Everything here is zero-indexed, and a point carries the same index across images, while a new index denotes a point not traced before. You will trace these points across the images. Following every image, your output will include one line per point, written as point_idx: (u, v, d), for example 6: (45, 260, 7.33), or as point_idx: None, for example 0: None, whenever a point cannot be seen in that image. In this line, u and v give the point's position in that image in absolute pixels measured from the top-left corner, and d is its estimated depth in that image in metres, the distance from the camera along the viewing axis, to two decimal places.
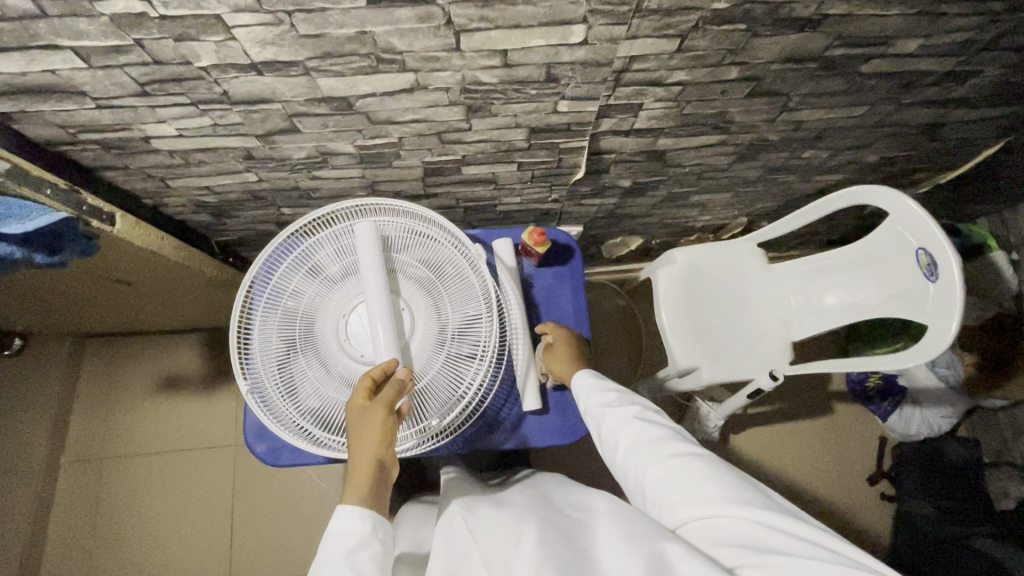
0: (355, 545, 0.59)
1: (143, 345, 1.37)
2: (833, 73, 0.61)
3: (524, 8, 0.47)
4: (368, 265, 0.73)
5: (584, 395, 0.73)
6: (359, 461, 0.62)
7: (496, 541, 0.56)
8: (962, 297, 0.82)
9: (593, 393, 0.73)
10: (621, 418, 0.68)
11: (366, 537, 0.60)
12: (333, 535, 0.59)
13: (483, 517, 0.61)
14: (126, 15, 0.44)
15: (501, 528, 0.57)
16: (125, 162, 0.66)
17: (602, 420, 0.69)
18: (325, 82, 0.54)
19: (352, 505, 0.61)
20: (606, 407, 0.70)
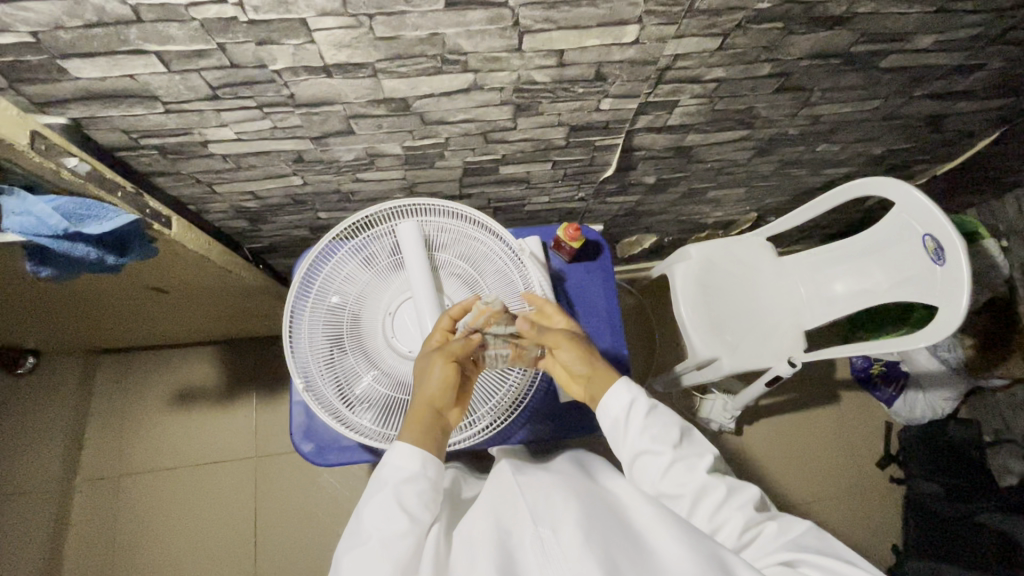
0: (405, 479, 0.63)
1: (156, 359, 1.32)
2: (854, 68, 0.66)
3: (586, 10, 0.50)
4: (413, 264, 0.75)
5: (648, 429, 0.66)
6: (420, 403, 0.67)
7: (551, 503, 0.58)
8: (969, 276, 0.87)
9: (659, 428, 0.67)
10: (694, 466, 0.64)
11: (412, 478, 0.63)
12: (386, 467, 0.63)
13: (541, 485, 0.62)
14: (216, 21, 0.46)
15: (557, 497, 0.59)
16: (178, 167, 0.68)
17: (670, 461, 0.65)
18: (389, 83, 0.57)
19: (404, 440, 0.65)
20: (662, 444, 0.65)
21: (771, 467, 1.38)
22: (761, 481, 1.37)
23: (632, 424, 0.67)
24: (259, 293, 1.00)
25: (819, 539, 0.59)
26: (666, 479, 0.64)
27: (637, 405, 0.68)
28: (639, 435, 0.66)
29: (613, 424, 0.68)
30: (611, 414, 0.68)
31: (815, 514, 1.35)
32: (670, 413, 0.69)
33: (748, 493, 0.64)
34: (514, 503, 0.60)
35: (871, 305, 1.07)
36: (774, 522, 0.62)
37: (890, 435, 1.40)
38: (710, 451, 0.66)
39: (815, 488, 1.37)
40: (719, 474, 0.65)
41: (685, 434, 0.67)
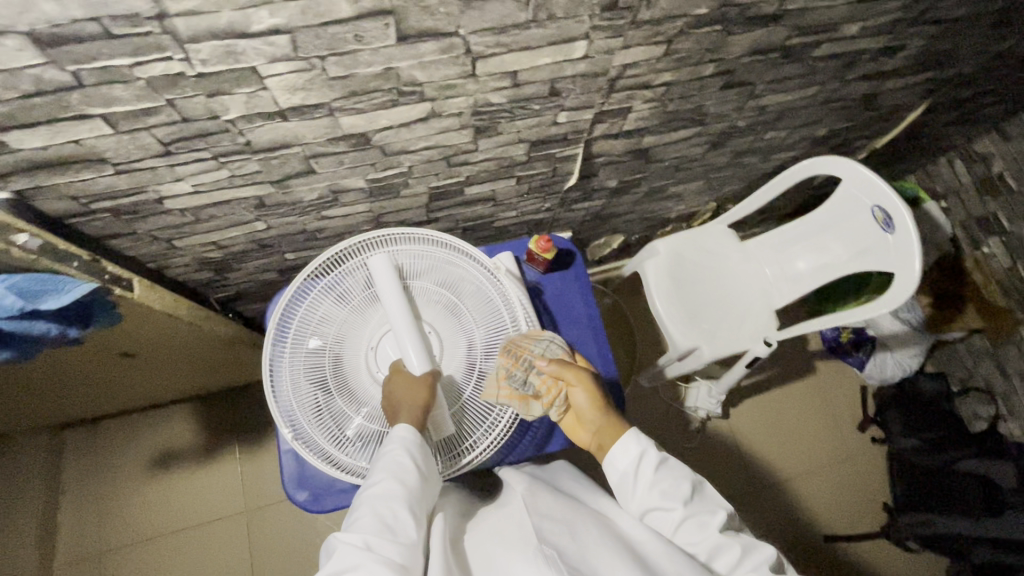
0: (410, 440, 0.65)
1: (129, 424, 1.26)
2: (791, 59, 0.69)
3: (534, 31, 0.51)
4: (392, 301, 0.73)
5: (658, 484, 0.63)
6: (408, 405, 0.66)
7: (556, 533, 0.57)
8: (918, 240, 0.92)
9: (670, 482, 0.63)
10: (707, 523, 0.60)
11: (415, 443, 0.65)
12: (392, 435, 0.65)
13: (548, 512, 0.61)
14: (162, 78, 0.45)
15: (566, 526, 0.59)
16: (133, 227, 0.65)
17: (680, 519, 0.61)
18: (347, 121, 0.57)
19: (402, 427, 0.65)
20: (671, 498, 0.62)
21: (757, 445, 1.41)
22: (749, 460, 1.39)
23: (641, 479, 0.64)
24: (232, 342, 0.97)
25: None
26: (677, 536, 0.61)
27: (647, 459, 0.65)
28: (648, 490, 0.64)
29: (621, 478, 0.66)
30: (619, 469, 0.66)
31: (804, 486, 1.38)
32: (681, 467, 0.65)
33: (765, 553, 0.58)
34: (518, 534, 0.59)
35: (834, 278, 1.12)
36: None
37: (866, 398, 1.45)
38: (724, 507, 0.62)
39: (802, 461, 1.40)
40: (734, 532, 0.60)
41: (696, 487, 0.64)
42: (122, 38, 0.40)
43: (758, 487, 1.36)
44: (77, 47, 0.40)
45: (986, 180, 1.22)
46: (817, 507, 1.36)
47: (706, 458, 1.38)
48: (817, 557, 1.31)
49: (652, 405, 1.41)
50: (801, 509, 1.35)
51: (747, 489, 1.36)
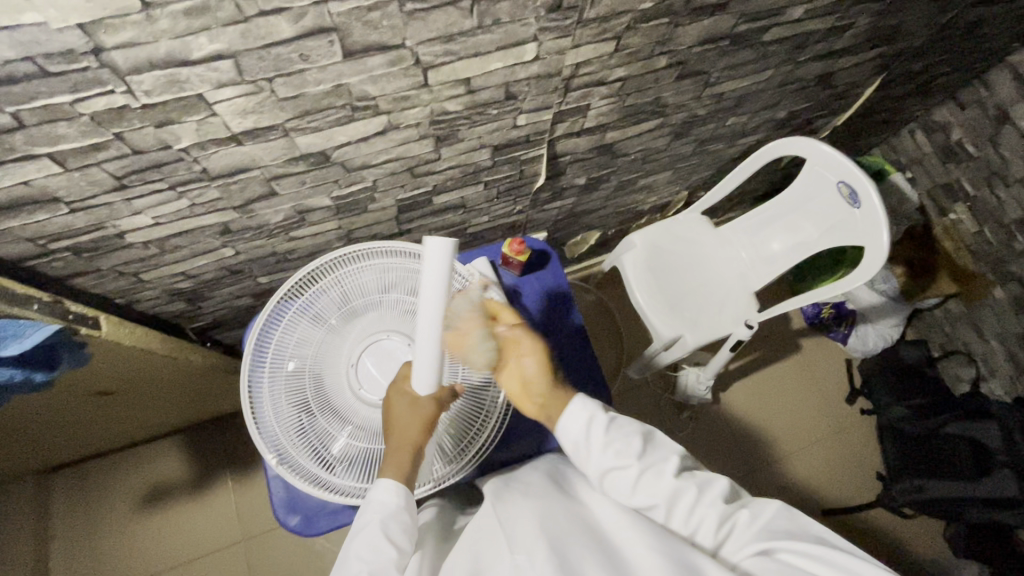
0: (388, 516, 0.58)
1: (116, 464, 1.22)
2: (741, 46, 0.70)
3: (482, 37, 0.52)
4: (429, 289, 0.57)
5: (610, 445, 0.59)
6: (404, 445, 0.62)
7: (525, 521, 0.54)
8: (884, 212, 0.94)
9: (622, 441, 0.59)
10: (662, 471, 0.57)
11: (398, 512, 0.59)
12: (370, 506, 0.59)
13: (518, 502, 0.59)
14: (106, 111, 0.44)
15: (536, 509, 0.56)
16: (96, 263, 0.64)
17: (636, 474, 0.57)
18: (303, 140, 0.56)
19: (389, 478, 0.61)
20: (624, 453, 0.58)
21: (749, 426, 1.41)
22: (743, 441, 1.39)
23: (593, 443, 0.60)
24: (212, 371, 0.95)
25: (791, 518, 0.54)
26: (637, 493, 0.57)
27: (597, 422, 0.61)
28: (602, 452, 0.59)
29: (574, 445, 0.62)
30: (570, 435, 0.62)
31: (799, 463, 1.38)
32: (628, 421, 0.62)
33: (718, 485, 0.57)
34: (490, 534, 0.57)
35: (807, 256, 1.13)
36: (747, 510, 0.55)
37: (852, 370, 1.46)
38: (675, 452, 0.59)
39: (795, 438, 1.40)
40: (689, 472, 0.58)
41: (647, 439, 0.61)
42: (59, 75, 0.40)
43: (755, 469, 1.36)
44: (13, 88, 0.40)
45: (946, 149, 1.25)
46: (813, 483, 1.36)
47: (699, 444, 1.38)
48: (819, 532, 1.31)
49: (643, 396, 1.41)
50: (798, 485, 1.35)
51: (744, 472, 1.36)
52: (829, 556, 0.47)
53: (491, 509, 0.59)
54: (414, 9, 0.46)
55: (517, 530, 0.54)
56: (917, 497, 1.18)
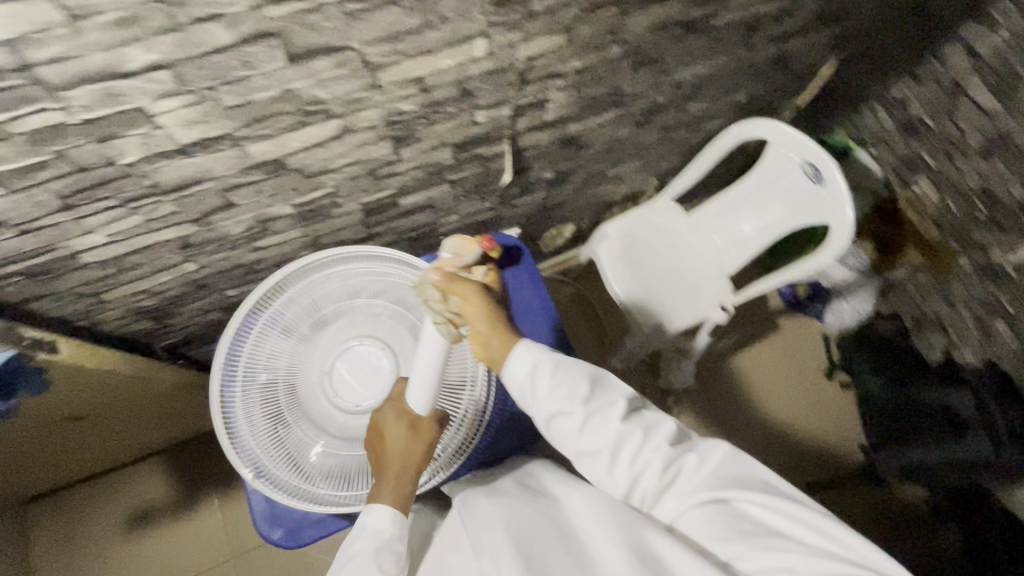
0: (382, 545, 0.56)
1: (95, 490, 1.18)
2: (693, 32, 0.71)
3: (430, 34, 0.51)
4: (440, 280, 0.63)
5: (555, 392, 0.56)
6: (403, 466, 0.59)
7: (490, 522, 0.54)
8: (847, 189, 0.96)
9: (568, 385, 0.57)
10: (608, 417, 0.56)
11: (391, 540, 0.57)
12: (363, 532, 0.57)
13: (484, 504, 0.58)
14: (43, 130, 0.43)
15: (501, 510, 0.56)
16: (52, 286, 0.63)
17: (582, 419, 0.56)
18: (256, 148, 0.55)
19: (386, 505, 0.58)
20: (570, 402, 0.56)
21: (733, 407, 1.41)
22: (728, 422, 1.40)
23: (537, 389, 0.57)
24: (185, 388, 0.93)
25: (738, 463, 0.55)
26: (582, 437, 0.56)
27: (543, 368, 0.57)
28: (546, 399, 0.57)
29: (519, 390, 0.58)
30: (513, 380, 0.58)
31: (786, 440, 1.39)
32: (576, 362, 0.58)
33: (665, 426, 0.56)
34: (456, 546, 0.56)
35: (777, 237, 1.15)
36: (695, 454, 0.55)
37: (829, 346, 1.47)
38: (622, 396, 0.57)
39: (779, 415, 1.41)
40: (635, 414, 0.57)
41: (595, 381, 0.58)
42: None
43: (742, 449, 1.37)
44: None
45: (906, 123, 1.27)
46: (799, 458, 1.37)
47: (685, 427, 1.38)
48: None
49: (627, 384, 1.41)
50: (785, 462, 1.36)
51: None
52: (773, 505, 0.50)
53: (457, 517, 0.58)
54: (354, 10, 0.45)
55: (482, 534, 0.54)
56: (898, 464, 1.22)
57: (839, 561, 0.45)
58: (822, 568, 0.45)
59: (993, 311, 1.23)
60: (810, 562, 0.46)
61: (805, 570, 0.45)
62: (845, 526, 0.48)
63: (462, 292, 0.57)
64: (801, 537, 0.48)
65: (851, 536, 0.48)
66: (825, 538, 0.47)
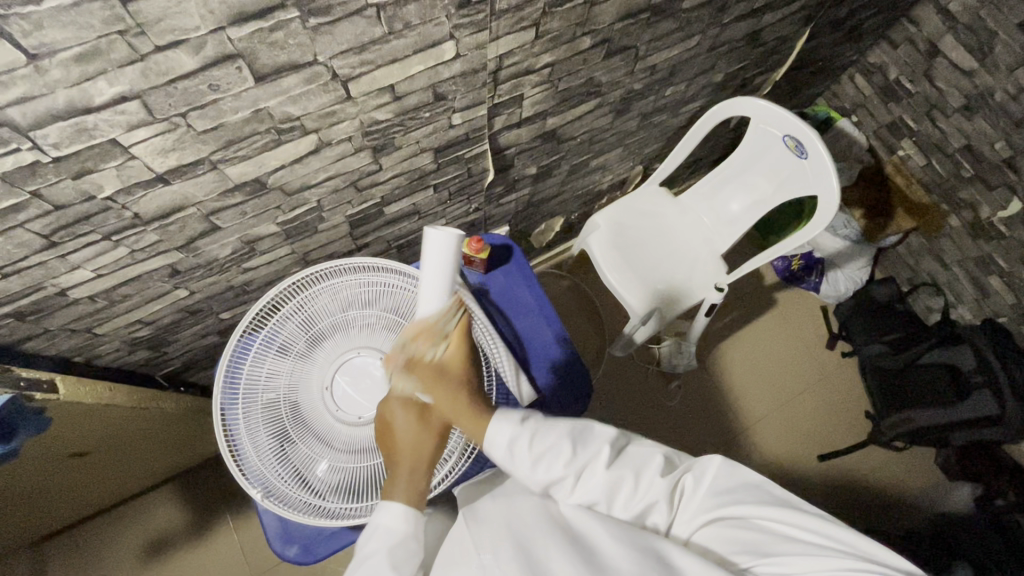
0: (396, 543, 0.54)
1: (107, 523, 1.18)
2: (662, 16, 0.72)
3: (396, 42, 0.51)
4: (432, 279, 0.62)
5: (540, 461, 0.57)
6: (415, 458, 0.58)
7: (495, 524, 0.54)
8: (830, 159, 0.95)
9: (551, 451, 0.57)
10: (595, 472, 0.57)
11: (407, 539, 0.55)
12: (375, 532, 0.55)
13: (489, 506, 0.58)
14: (17, 170, 0.43)
15: (505, 513, 0.56)
16: (44, 324, 0.63)
17: (575, 478, 0.57)
18: (234, 170, 0.55)
19: (399, 504, 0.56)
20: (558, 466, 0.57)
21: (737, 384, 1.41)
22: (734, 399, 1.39)
23: (521, 460, 0.57)
24: (188, 414, 0.93)
25: (731, 475, 0.57)
26: (578, 493, 0.57)
27: (520, 439, 0.57)
28: (534, 466, 0.57)
29: (506, 462, 0.59)
30: (499, 458, 0.58)
31: (793, 412, 1.39)
32: (553, 425, 0.59)
33: (653, 461, 0.58)
34: (458, 540, 0.55)
35: (766, 213, 1.14)
36: (691, 474, 0.58)
37: (827, 316, 1.47)
38: (606, 443, 0.58)
39: (784, 388, 1.41)
40: (621, 458, 0.58)
41: (576, 436, 0.59)
42: None
43: (750, 426, 1.37)
44: None
45: (885, 88, 1.27)
46: (808, 430, 1.37)
47: (691, 409, 1.38)
48: (819, 477, 1.32)
49: (630, 371, 1.41)
50: (793, 434, 1.36)
51: (738, 429, 1.36)
52: (769, 509, 0.52)
53: (461, 517, 0.58)
54: (318, 24, 0.45)
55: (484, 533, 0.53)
56: (905, 429, 1.20)
57: (842, 555, 0.47)
58: (827, 563, 0.47)
59: (986, 268, 1.23)
60: (815, 559, 0.47)
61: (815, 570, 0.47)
62: (838, 521, 0.51)
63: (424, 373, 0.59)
64: (806, 539, 0.50)
65: (847, 530, 0.50)
66: (825, 536, 0.50)
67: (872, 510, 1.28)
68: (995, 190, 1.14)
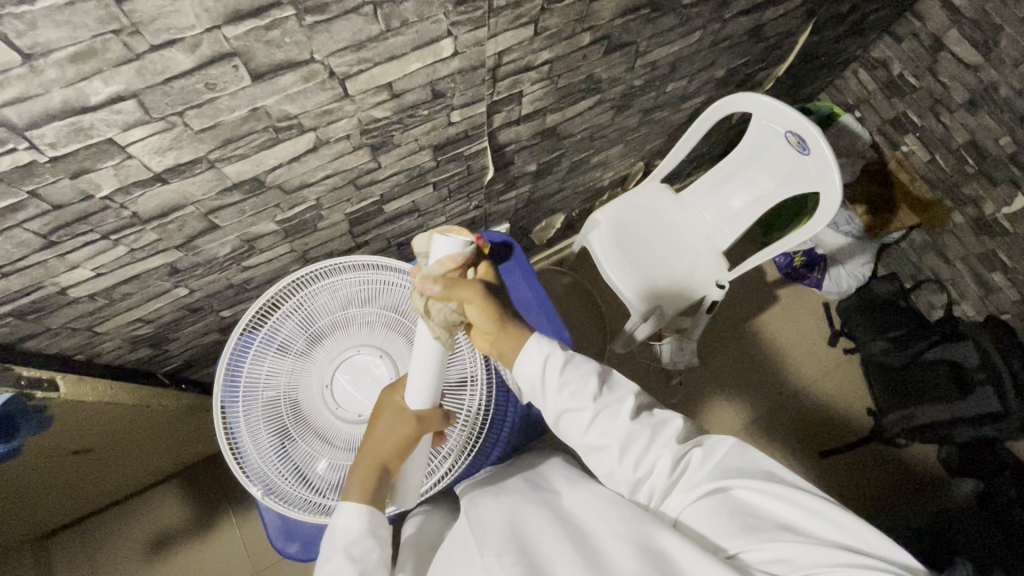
0: (352, 540, 0.55)
1: (111, 519, 1.18)
2: (662, 12, 0.71)
3: (394, 39, 0.51)
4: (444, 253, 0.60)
5: (564, 386, 0.60)
6: (371, 457, 0.58)
7: (496, 523, 0.54)
8: (832, 155, 0.95)
9: (577, 381, 0.61)
10: (617, 411, 0.59)
11: (362, 536, 0.55)
12: (333, 531, 0.55)
13: (490, 504, 0.58)
14: (15, 171, 0.43)
15: (505, 512, 0.56)
16: (45, 323, 0.63)
17: (592, 415, 0.59)
18: (232, 169, 0.55)
19: (351, 501, 0.57)
20: (580, 394, 0.60)
21: (739, 381, 1.41)
22: (735, 397, 1.39)
23: (548, 384, 0.61)
24: (189, 411, 0.93)
25: (741, 455, 0.56)
26: (592, 430, 0.59)
27: (552, 363, 0.62)
28: (557, 394, 0.61)
29: (531, 386, 0.62)
30: (524, 378, 0.63)
31: (795, 409, 1.39)
32: (585, 363, 0.63)
33: (673, 425, 0.59)
34: (463, 543, 0.55)
35: (767, 209, 1.14)
36: (700, 448, 0.57)
37: (829, 313, 1.46)
38: (632, 391, 0.61)
39: (786, 385, 1.41)
40: (644, 413, 0.61)
41: (604, 379, 0.62)
42: None
43: (752, 423, 1.37)
44: None
45: (889, 83, 1.26)
46: (810, 427, 1.37)
47: (693, 406, 1.38)
48: (820, 473, 1.32)
49: (632, 367, 1.41)
50: (795, 431, 1.36)
51: (739, 426, 1.36)
52: (772, 492, 0.51)
53: (463, 516, 0.58)
54: (314, 22, 0.45)
55: (488, 534, 0.54)
56: (906, 425, 1.20)
57: (844, 546, 0.45)
58: (823, 552, 0.45)
59: (989, 264, 1.22)
60: (813, 549, 0.45)
61: (811, 560, 0.45)
62: (848, 511, 0.48)
63: (462, 297, 0.59)
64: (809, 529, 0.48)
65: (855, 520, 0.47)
66: (828, 524, 0.48)
67: (873, 506, 1.28)
68: (999, 185, 1.13)
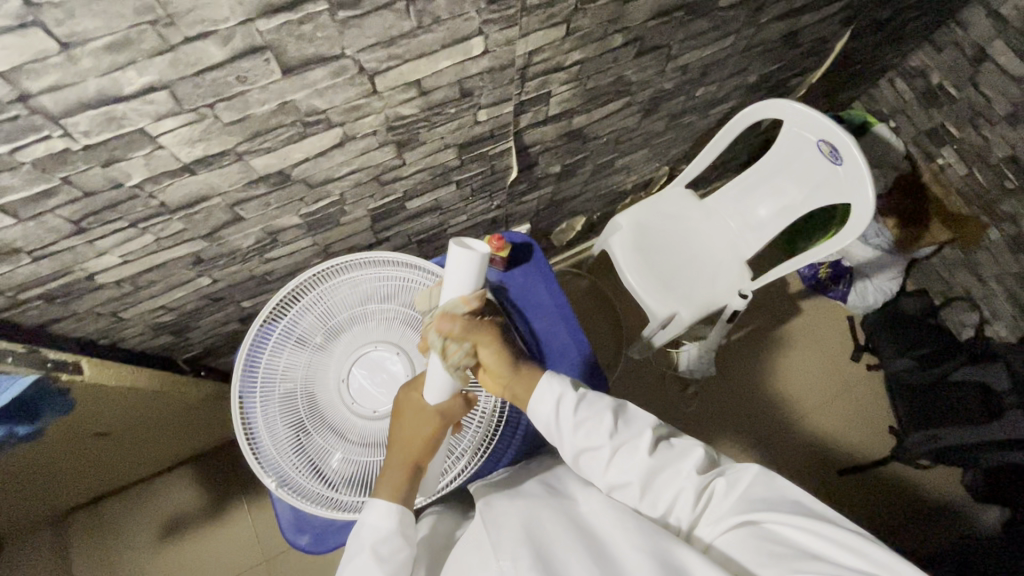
0: (380, 539, 0.55)
1: (128, 500, 1.21)
2: (696, 15, 0.69)
3: (425, 37, 0.50)
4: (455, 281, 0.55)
5: (580, 426, 0.60)
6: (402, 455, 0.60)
7: (511, 526, 0.54)
8: (867, 166, 0.92)
9: (592, 420, 0.60)
10: (636, 448, 0.58)
11: (391, 535, 0.56)
12: (362, 527, 0.56)
13: (507, 507, 0.58)
14: (48, 157, 0.44)
15: (521, 516, 0.55)
16: (72, 307, 0.64)
17: (610, 453, 0.58)
18: (259, 162, 0.55)
19: (380, 499, 0.57)
20: (594, 434, 0.59)
21: (757, 394, 1.38)
22: (753, 409, 1.36)
23: (563, 424, 0.61)
24: (206, 399, 0.94)
25: (768, 486, 0.54)
26: (611, 469, 0.58)
27: (567, 400, 0.61)
28: (573, 432, 0.60)
29: (547, 428, 0.62)
30: (542, 418, 0.62)
31: (812, 424, 1.35)
32: (597, 398, 0.62)
33: (694, 454, 0.58)
34: (478, 546, 0.55)
35: (793, 220, 1.11)
36: (724, 479, 0.56)
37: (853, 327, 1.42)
38: (648, 425, 0.60)
39: (804, 400, 1.38)
40: (662, 445, 0.59)
41: (618, 414, 0.61)
42: None
43: (769, 438, 1.34)
44: None
45: (927, 94, 1.22)
46: (828, 444, 1.33)
47: (707, 417, 1.35)
48: (836, 493, 1.29)
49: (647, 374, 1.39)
50: (813, 447, 1.33)
51: (755, 440, 1.33)
52: (801, 523, 0.48)
53: (478, 518, 0.58)
54: (346, 17, 0.44)
55: (503, 536, 0.53)
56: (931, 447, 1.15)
57: None
58: None
59: None
60: None
61: None
62: (880, 545, 0.45)
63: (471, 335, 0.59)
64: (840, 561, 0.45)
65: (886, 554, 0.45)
66: (859, 558, 0.45)
67: (889, 529, 1.25)
68: None
